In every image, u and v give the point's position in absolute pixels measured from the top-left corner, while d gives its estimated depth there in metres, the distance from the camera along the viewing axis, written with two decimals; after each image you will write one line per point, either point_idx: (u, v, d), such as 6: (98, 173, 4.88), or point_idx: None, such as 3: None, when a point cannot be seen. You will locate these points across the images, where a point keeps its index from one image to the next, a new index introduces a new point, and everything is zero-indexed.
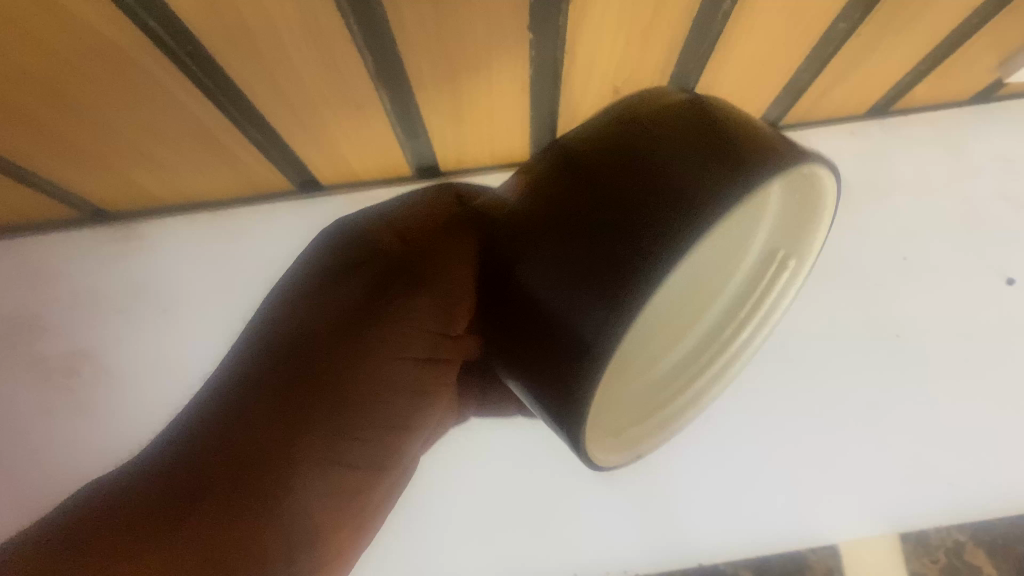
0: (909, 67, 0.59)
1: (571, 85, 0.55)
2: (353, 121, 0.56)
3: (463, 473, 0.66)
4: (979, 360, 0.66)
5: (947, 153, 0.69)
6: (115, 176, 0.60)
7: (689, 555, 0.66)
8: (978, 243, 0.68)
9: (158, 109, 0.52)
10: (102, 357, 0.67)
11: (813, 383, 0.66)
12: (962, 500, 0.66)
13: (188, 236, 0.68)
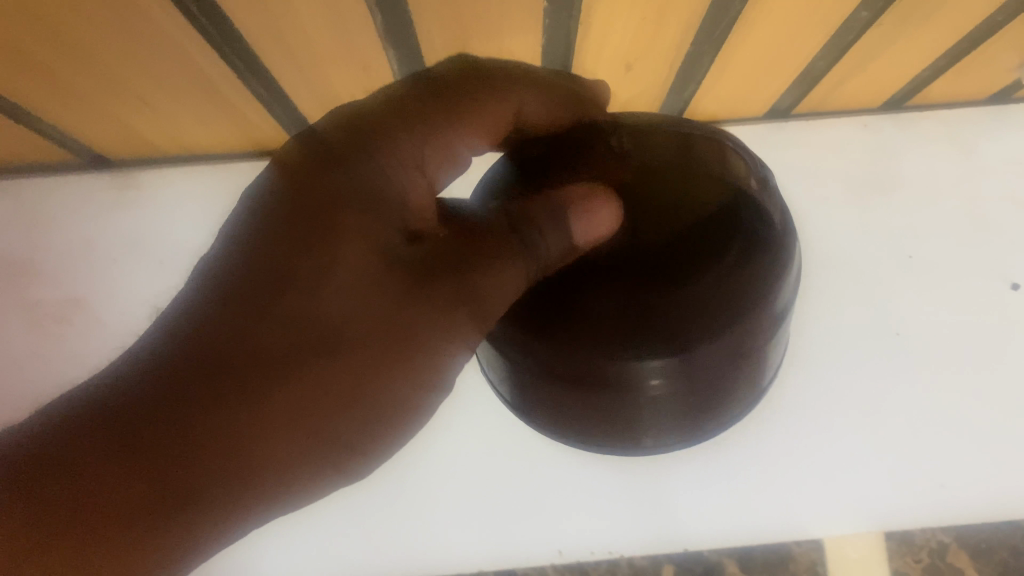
0: (928, 61, 0.57)
1: (583, 57, 0.54)
2: (360, 81, 0.55)
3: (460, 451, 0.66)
4: (979, 364, 0.65)
5: (959, 154, 0.67)
6: (116, 123, 0.59)
7: (677, 540, 0.66)
8: (984, 245, 0.66)
9: (160, 57, 0.51)
10: (92, 307, 0.68)
11: (810, 376, 0.65)
12: (950, 504, 0.65)
13: (188, 190, 0.67)
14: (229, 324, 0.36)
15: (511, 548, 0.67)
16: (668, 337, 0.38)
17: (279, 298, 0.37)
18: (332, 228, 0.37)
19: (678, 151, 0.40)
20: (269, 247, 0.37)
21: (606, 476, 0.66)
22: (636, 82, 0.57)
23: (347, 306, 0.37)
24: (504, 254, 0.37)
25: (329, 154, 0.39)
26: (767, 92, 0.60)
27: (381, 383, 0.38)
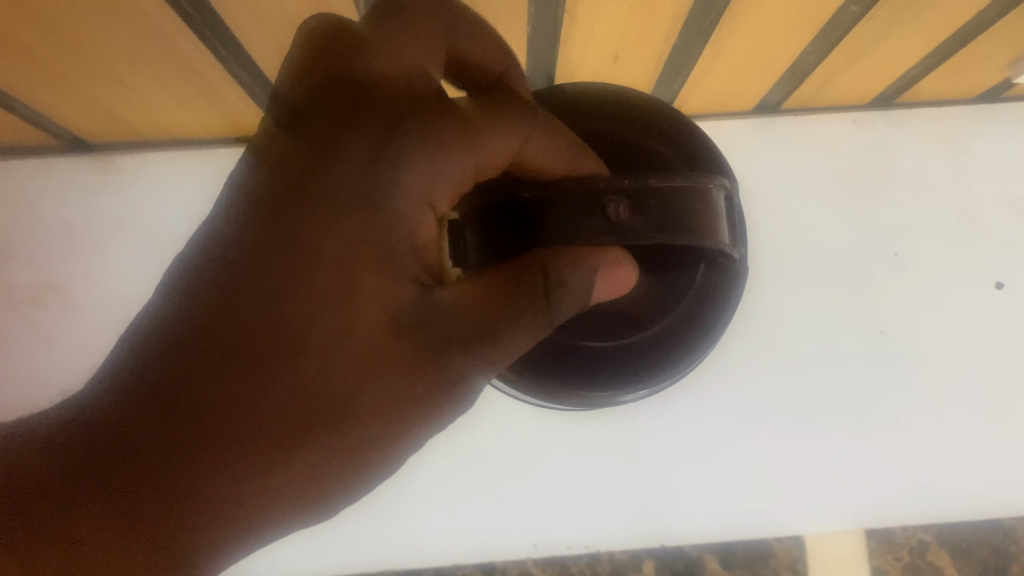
0: (919, 58, 0.57)
1: (571, 47, 0.53)
2: None
3: (441, 446, 0.64)
4: (964, 362, 0.64)
5: (952, 152, 0.67)
6: (96, 105, 0.58)
7: (661, 533, 0.63)
8: (971, 244, 0.66)
9: (140, 38, 0.50)
10: (69, 290, 0.65)
11: (798, 374, 0.64)
12: (937, 504, 0.63)
13: (172, 173, 0.66)
14: (228, 374, 0.36)
15: (491, 546, 0.63)
16: (634, 323, 0.51)
17: (277, 351, 0.37)
18: (338, 286, 0.38)
19: (658, 203, 0.42)
20: (267, 293, 0.38)
21: (587, 468, 0.63)
22: (624, 71, 0.57)
23: (344, 366, 0.38)
24: (538, 313, 0.42)
25: (331, 194, 0.39)
26: (757, 85, 0.60)
27: (373, 423, 0.39)
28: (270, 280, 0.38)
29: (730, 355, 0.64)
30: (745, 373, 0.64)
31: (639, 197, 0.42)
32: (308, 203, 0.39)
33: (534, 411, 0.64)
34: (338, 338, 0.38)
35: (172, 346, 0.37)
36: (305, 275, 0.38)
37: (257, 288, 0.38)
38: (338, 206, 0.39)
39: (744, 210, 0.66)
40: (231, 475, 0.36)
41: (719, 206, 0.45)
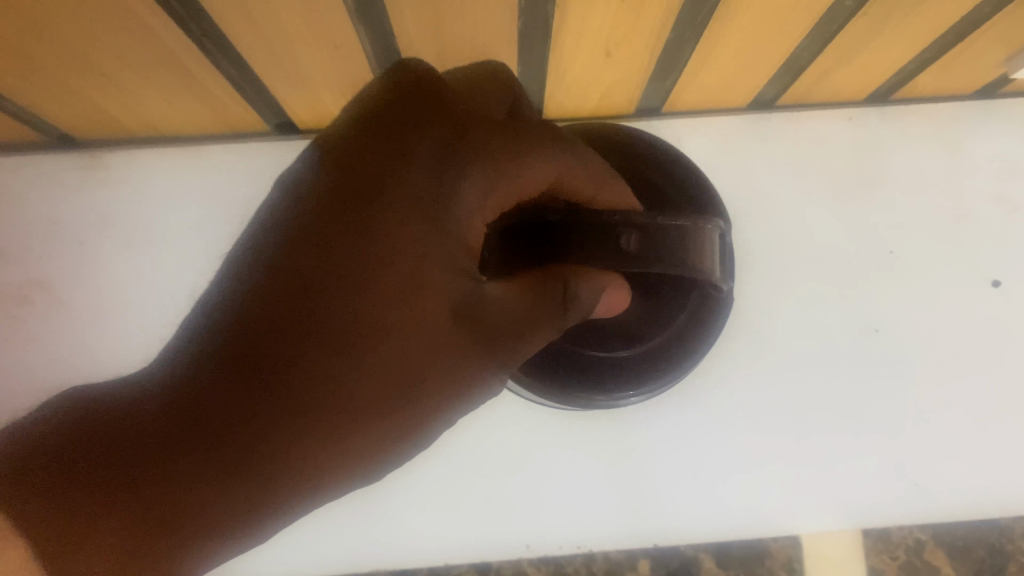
0: (914, 53, 0.56)
1: (562, 43, 0.53)
2: (332, 62, 0.54)
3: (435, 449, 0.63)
4: (960, 360, 0.64)
5: (946, 150, 0.66)
6: (81, 100, 0.57)
7: (656, 531, 0.62)
8: (968, 241, 0.65)
9: (123, 33, 0.49)
10: (56, 289, 0.64)
11: (793, 374, 0.63)
12: (930, 502, 0.62)
13: (162, 169, 0.66)
14: (295, 356, 0.39)
15: (480, 543, 0.62)
16: (633, 338, 0.57)
17: (336, 337, 0.40)
18: (404, 278, 0.42)
19: (663, 238, 0.48)
20: (349, 274, 0.41)
21: (582, 468, 0.63)
22: (617, 67, 0.56)
23: (409, 351, 0.42)
24: (551, 315, 0.46)
25: (410, 193, 0.42)
26: (751, 81, 0.59)
27: (412, 398, 0.42)
28: (329, 268, 0.41)
29: (724, 355, 0.64)
30: (738, 372, 0.63)
31: (650, 232, 0.48)
32: (386, 197, 0.42)
33: (526, 411, 0.63)
34: (387, 324, 0.41)
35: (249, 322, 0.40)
36: (363, 266, 0.41)
37: (314, 275, 0.41)
38: (411, 210, 0.42)
39: (737, 208, 0.65)
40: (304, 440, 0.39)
41: (712, 247, 0.50)
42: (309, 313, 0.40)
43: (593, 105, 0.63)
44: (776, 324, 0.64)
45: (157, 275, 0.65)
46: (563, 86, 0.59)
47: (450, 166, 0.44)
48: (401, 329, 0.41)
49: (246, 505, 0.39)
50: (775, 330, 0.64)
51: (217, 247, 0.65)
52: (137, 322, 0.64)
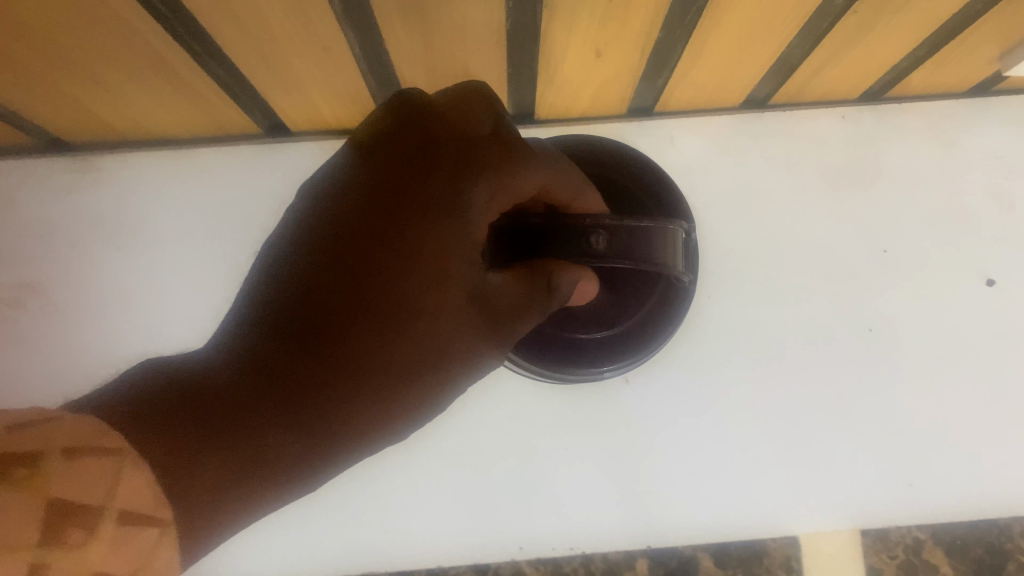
0: (907, 50, 0.56)
1: (551, 43, 0.52)
2: (321, 65, 0.53)
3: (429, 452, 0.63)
4: (955, 360, 0.64)
5: (940, 148, 0.66)
6: (71, 103, 0.57)
7: (651, 531, 0.62)
8: (962, 240, 0.65)
9: (111, 36, 0.49)
10: (49, 292, 0.64)
11: (786, 373, 0.63)
12: (926, 501, 0.62)
13: (154, 172, 0.65)
14: (342, 335, 0.42)
15: (475, 544, 0.62)
16: (605, 321, 0.59)
17: (376, 319, 0.43)
18: (437, 266, 0.44)
19: (631, 238, 0.47)
20: (386, 260, 0.44)
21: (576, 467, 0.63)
22: (607, 67, 0.56)
23: (435, 328, 0.44)
24: (536, 307, 0.47)
25: (434, 191, 0.45)
26: (743, 80, 0.59)
27: (439, 372, 0.45)
28: (369, 255, 0.44)
29: (718, 355, 0.63)
30: (732, 373, 0.63)
31: (619, 232, 0.47)
32: (412, 192, 0.45)
33: (519, 412, 0.63)
34: (419, 305, 0.44)
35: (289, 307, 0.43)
36: (400, 254, 0.44)
37: (356, 262, 0.43)
38: (434, 205, 0.45)
39: (730, 208, 0.65)
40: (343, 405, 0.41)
41: (677, 248, 0.48)
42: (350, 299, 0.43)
43: (584, 106, 0.63)
44: (769, 324, 0.64)
45: (151, 278, 0.64)
46: (553, 86, 0.58)
47: (467, 170, 0.45)
48: (432, 311, 0.44)
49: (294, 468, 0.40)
50: (769, 330, 0.64)
51: (211, 249, 0.65)
52: (131, 325, 0.64)
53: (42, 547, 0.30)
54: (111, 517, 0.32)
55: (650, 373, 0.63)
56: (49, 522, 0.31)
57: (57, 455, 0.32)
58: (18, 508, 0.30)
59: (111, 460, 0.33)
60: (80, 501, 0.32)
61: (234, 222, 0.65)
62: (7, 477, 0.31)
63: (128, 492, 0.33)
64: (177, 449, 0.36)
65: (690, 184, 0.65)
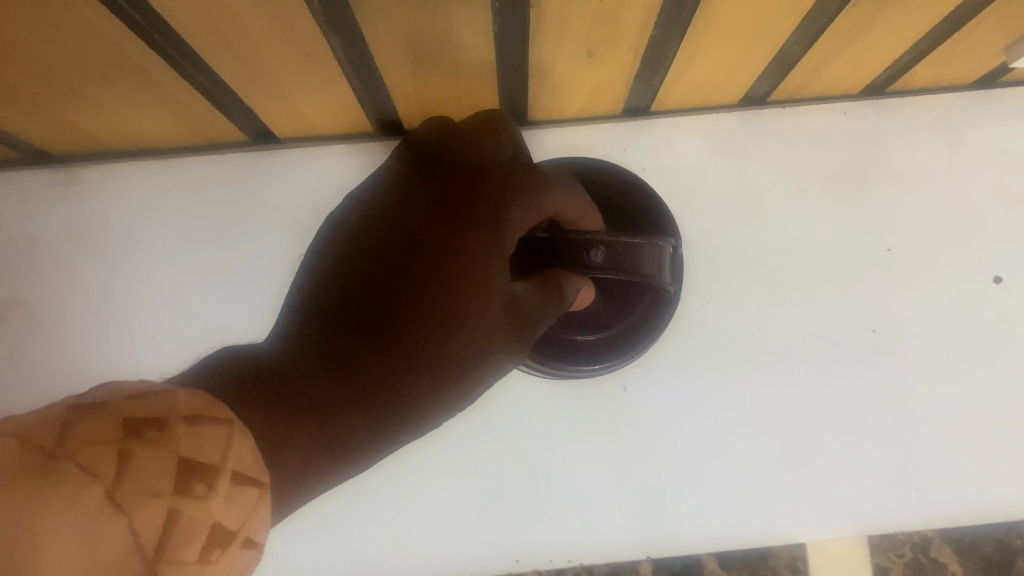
0: (911, 44, 0.54)
1: (541, 45, 0.51)
2: (305, 71, 0.52)
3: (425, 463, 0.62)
4: (963, 361, 0.62)
5: (943, 144, 0.65)
6: (50, 114, 0.55)
7: (653, 540, 0.61)
8: (967, 238, 0.64)
9: (86, 47, 0.47)
10: (34, 308, 0.63)
11: (787, 376, 0.62)
12: (934, 506, 0.61)
13: (139, 184, 0.64)
14: (406, 320, 0.38)
15: (473, 556, 0.61)
16: (598, 324, 0.59)
17: (438, 306, 0.40)
18: (490, 262, 0.42)
19: (626, 253, 0.51)
20: (448, 250, 0.41)
21: (576, 477, 0.61)
22: (599, 67, 0.54)
23: (481, 332, 0.41)
24: (550, 307, 0.47)
25: (486, 198, 0.44)
26: (741, 77, 0.58)
27: (476, 373, 0.41)
28: (429, 247, 0.41)
29: (718, 359, 0.62)
30: (732, 376, 0.62)
31: (615, 248, 0.51)
32: (457, 201, 0.43)
33: (515, 421, 0.62)
34: (473, 298, 0.41)
35: (337, 304, 0.38)
36: (460, 247, 0.42)
37: (417, 254, 0.41)
38: (486, 208, 0.43)
39: (729, 209, 0.64)
40: (408, 398, 0.37)
41: (669, 262, 0.53)
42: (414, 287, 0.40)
43: (577, 107, 0.61)
44: (771, 327, 0.62)
45: (139, 294, 0.63)
46: (544, 87, 0.57)
47: (510, 189, 0.45)
48: (482, 306, 0.41)
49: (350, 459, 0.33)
50: (771, 333, 0.62)
51: (200, 263, 0.63)
52: (119, 342, 0.62)
53: (177, 500, 0.26)
54: (226, 478, 0.27)
55: (650, 380, 0.62)
56: (178, 476, 0.27)
57: (181, 421, 0.27)
58: (151, 464, 0.26)
59: (227, 424, 0.28)
60: (198, 461, 0.27)
61: (223, 232, 0.64)
62: (136, 433, 0.26)
63: (243, 455, 0.28)
64: (272, 421, 0.30)
65: (687, 185, 0.64)
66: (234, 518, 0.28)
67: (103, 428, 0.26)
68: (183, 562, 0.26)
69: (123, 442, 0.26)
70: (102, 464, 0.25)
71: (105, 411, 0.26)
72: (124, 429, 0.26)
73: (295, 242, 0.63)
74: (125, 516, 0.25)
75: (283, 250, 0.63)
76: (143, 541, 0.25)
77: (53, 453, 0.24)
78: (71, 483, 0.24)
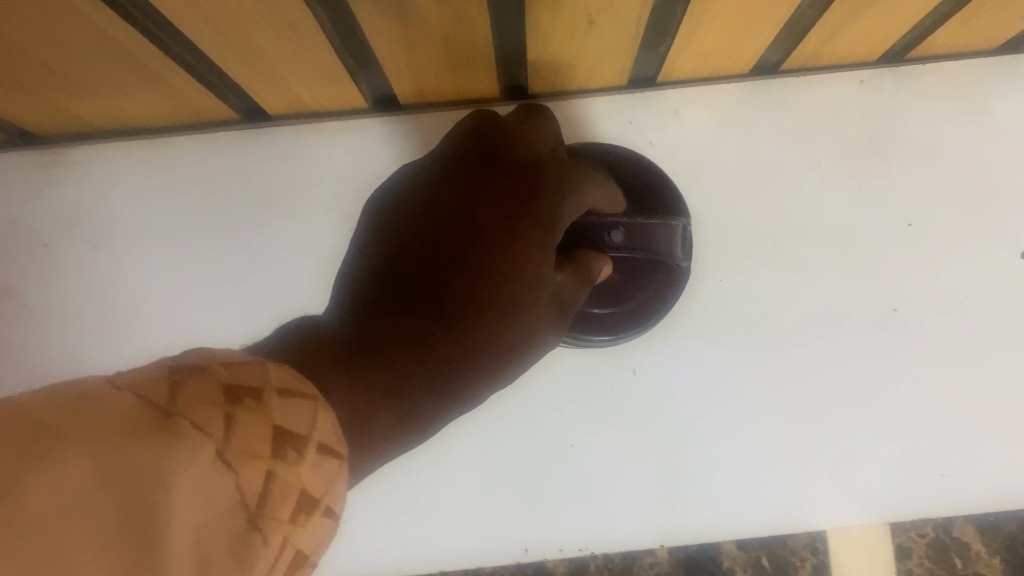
0: (933, 6, 0.51)
1: (539, 13, 0.48)
2: (291, 45, 0.49)
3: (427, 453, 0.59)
4: (988, 341, 0.59)
5: (968, 112, 0.61)
6: (31, 95, 0.53)
7: (664, 528, 0.59)
8: (993, 211, 0.60)
9: (60, 26, 0.45)
10: (24, 296, 0.61)
11: (802, 359, 0.59)
12: (957, 490, 0.58)
13: (126, 165, 0.61)
14: (474, 292, 0.37)
15: (477, 545, 0.59)
16: (618, 297, 0.58)
17: (505, 279, 0.38)
18: (548, 243, 0.41)
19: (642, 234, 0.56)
20: (515, 230, 0.40)
21: (586, 467, 0.59)
22: (602, 35, 0.51)
23: (534, 315, 0.39)
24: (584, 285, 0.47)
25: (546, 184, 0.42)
26: (753, 44, 0.55)
27: (524, 356, 0.39)
28: (496, 223, 0.40)
29: (729, 340, 0.59)
30: (744, 358, 0.59)
31: (633, 230, 0.56)
32: (521, 183, 0.42)
33: (519, 408, 0.59)
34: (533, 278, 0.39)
35: (398, 278, 0.36)
36: (525, 227, 0.40)
37: (484, 229, 0.39)
38: (547, 193, 0.42)
39: (740, 184, 0.61)
40: (467, 378, 0.35)
41: (681, 238, 0.57)
42: (483, 259, 0.38)
43: (580, 79, 0.58)
44: (785, 307, 0.60)
45: (128, 279, 0.61)
46: (545, 58, 0.54)
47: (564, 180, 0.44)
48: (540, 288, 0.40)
49: (413, 435, 0.32)
50: (785, 314, 0.60)
51: (192, 247, 0.61)
52: (110, 331, 0.61)
53: (273, 464, 0.24)
54: (314, 446, 0.25)
55: (659, 364, 0.60)
56: (274, 442, 0.24)
57: (273, 391, 0.25)
58: (252, 429, 0.24)
59: (315, 399, 0.26)
60: (292, 428, 0.25)
61: (218, 215, 0.61)
62: (235, 397, 0.24)
63: (329, 426, 0.26)
64: (351, 396, 0.29)
65: (696, 159, 0.61)
66: (320, 486, 0.26)
67: (204, 389, 0.23)
68: (278, 523, 0.24)
69: (225, 406, 0.23)
70: (209, 424, 0.23)
71: (204, 372, 0.24)
72: (226, 394, 0.24)
73: (292, 225, 0.61)
74: (233, 474, 0.23)
75: (279, 232, 0.61)
76: (247, 497, 0.23)
77: (164, 411, 0.22)
78: (186, 442, 0.22)
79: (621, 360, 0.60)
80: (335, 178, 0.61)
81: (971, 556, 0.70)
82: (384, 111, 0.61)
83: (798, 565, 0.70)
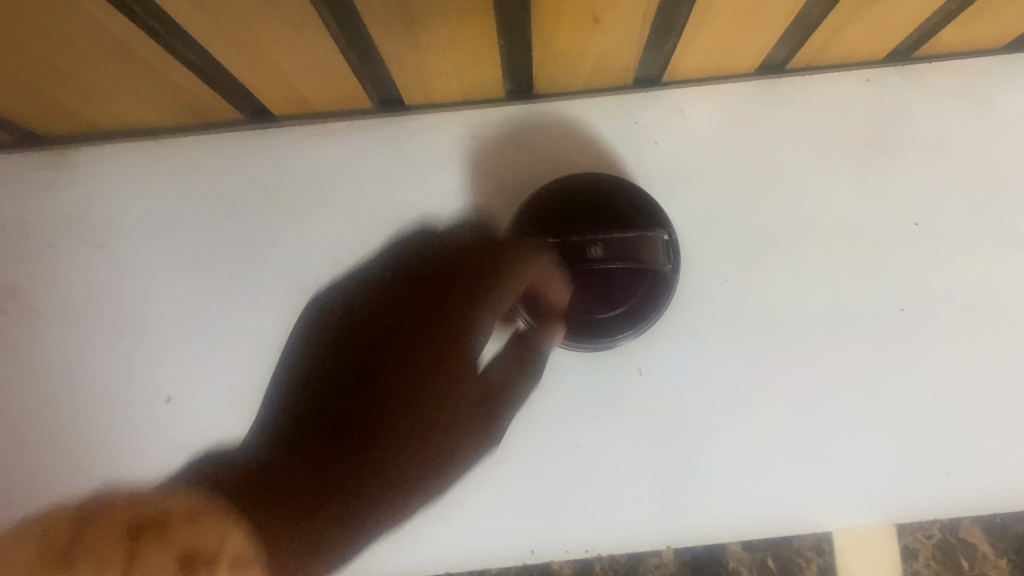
0: (938, 5, 0.51)
1: (544, 14, 0.48)
2: (297, 45, 0.49)
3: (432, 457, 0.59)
4: (996, 340, 0.59)
5: (974, 111, 0.61)
6: (36, 97, 0.53)
7: (671, 530, 0.58)
8: (1000, 210, 0.60)
9: (66, 29, 0.45)
10: (29, 297, 0.61)
11: (808, 359, 0.59)
12: (967, 492, 0.58)
13: (131, 166, 0.62)
14: (373, 451, 0.53)
15: (483, 548, 0.59)
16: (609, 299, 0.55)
17: (378, 471, 0.53)
18: (447, 398, 0.55)
19: (622, 245, 0.54)
20: (408, 398, 0.54)
21: (592, 468, 0.58)
22: (606, 35, 0.51)
23: (423, 464, 0.54)
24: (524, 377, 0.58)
25: (464, 308, 0.56)
26: (758, 43, 0.54)
27: (415, 485, 0.55)
28: (387, 405, 0.54)
29: (736, 340, 0.59)
30: (751, 358, 0.59)
31: (613, 242, 0.54)
32: (417, 373, 0.55)
33: (524, 410, 0.59)
34: (433, 416, 0.54)
35: (326, 432, 0.55)
36: (434, 388, 0.55)
37: (392, 388, 0.55)
38: (467, 324, 0.56)
39: (746, 183, 0.61)
40: (336, 536, 0.52)
41: (664, 249, 0.54)
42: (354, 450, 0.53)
43: (584, 79, 0.59)
44: (792, 307, 0.59)
45: (131, 281, 0.61)
46: (550, 58, 0.54)
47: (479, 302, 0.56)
48: (446, 413, 0.55)
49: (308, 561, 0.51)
50: (791, 314, 0.59)
51: (196, 249, 0.61)
52: (115, 333, 0.60)
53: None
54: (229, 555, 0.45)
55: (664, 365, 0.59)
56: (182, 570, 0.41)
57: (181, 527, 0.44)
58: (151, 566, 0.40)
59: (222, 535, 0.46)
60: (195, 549, 0.43)
61: (223, 215, 0.61)
62: (143, 537, 0.42)
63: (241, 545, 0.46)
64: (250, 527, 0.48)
65: (702, 158, 0.61)
66: None
67: (115, 548, 0.41)
68: None
69: (130, 549, 0.41)
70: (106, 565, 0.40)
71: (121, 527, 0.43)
72: (132, 536, 0.42)
73: (294, 228, 0.61)
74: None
75: (283, 233, 0.61)
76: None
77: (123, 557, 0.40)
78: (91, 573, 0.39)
79: (626, 361, 0.59)
80: (338, 178, 0.61)
81: (978, 557, 0.70)
82: (390, 111, 0.61)
83: (804, 566, 0.70)
